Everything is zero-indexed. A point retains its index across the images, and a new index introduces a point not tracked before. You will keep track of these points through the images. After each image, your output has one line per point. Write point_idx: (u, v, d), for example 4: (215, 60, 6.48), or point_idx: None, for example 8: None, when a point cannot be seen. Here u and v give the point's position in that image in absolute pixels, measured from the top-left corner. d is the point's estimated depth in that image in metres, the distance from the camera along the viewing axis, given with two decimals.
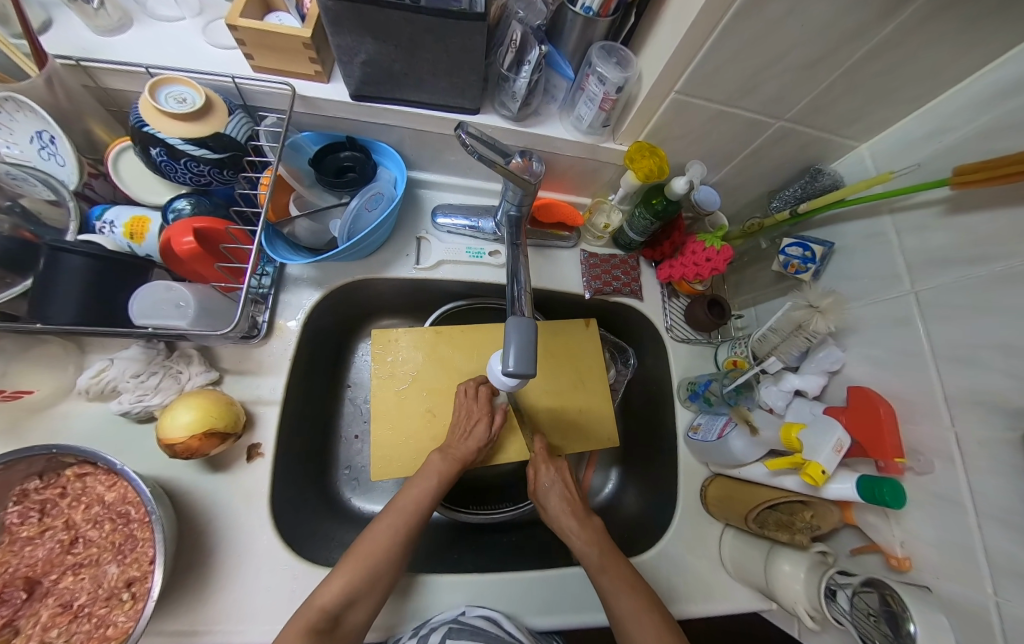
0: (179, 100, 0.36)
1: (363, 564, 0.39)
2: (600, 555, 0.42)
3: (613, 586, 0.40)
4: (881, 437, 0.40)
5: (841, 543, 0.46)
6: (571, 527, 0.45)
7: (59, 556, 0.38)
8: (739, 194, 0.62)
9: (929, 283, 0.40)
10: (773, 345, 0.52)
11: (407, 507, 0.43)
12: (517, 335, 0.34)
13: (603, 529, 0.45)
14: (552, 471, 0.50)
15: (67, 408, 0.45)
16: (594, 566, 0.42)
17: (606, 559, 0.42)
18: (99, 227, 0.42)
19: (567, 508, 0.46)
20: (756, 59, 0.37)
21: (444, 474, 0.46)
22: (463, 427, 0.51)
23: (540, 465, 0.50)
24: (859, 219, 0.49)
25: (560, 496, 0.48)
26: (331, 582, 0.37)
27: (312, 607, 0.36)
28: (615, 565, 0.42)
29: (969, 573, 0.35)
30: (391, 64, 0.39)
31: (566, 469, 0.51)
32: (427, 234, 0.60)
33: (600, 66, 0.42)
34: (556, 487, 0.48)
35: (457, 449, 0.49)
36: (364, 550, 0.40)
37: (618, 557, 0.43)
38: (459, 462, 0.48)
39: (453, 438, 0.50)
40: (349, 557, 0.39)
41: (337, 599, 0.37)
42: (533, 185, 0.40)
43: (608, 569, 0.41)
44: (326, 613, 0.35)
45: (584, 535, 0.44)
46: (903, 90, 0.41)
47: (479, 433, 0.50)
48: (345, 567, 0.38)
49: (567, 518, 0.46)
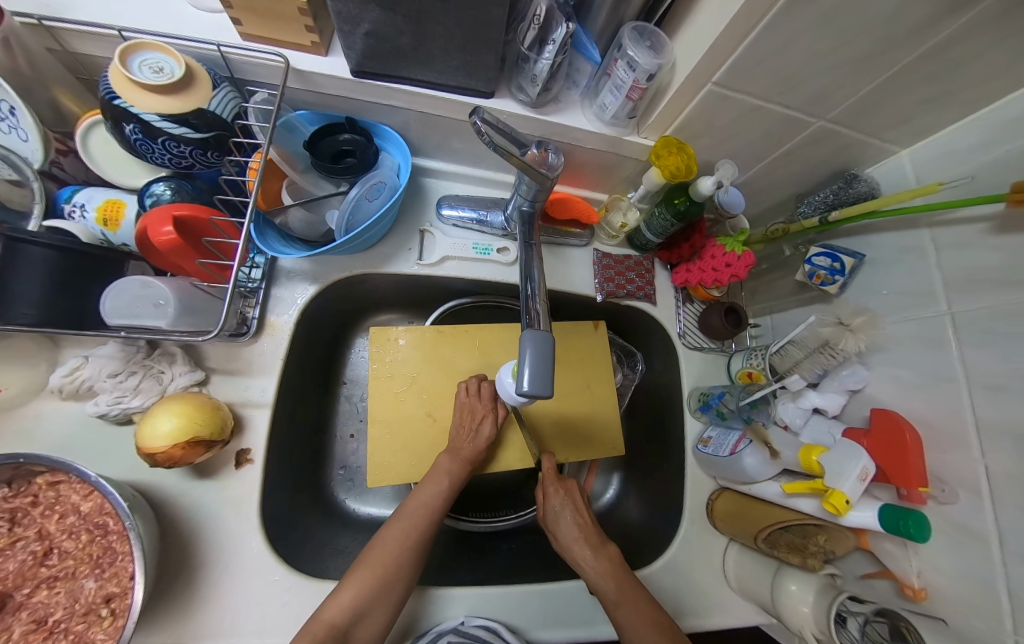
0: (155, 70, 0.32)
1: (374, 571, 0.38)
2: (616, 590, 0.41)
3: (632, 619, 0.38)
4: (905, 461, 0.38)
5: (849, 565, 0.44)
6: (583, 556, 0.44)
7: (32, 569, 0.36)
8: (764, 195, 0.58)
9: (968, 306, 0.37)
10: (795, 361, 0.50)
11: (421, 510, 0.43)
12: (533, 347, 0.32)
13: (619, 557, 0.44)
14: (562, 494, 0.50)
15: (39, 408, 0.41)
16: (611, 600, 0.40)
17: (622, 591, 0.41)
18: (69, 210, 0.38)
19: (579, 536, 0.46)
20: (803, 51, 0.33)
21: (456, 473, 0.46)
22: (470, 424, 0.50)
23: (549, 488, 0.51)
24: (894, 230, 0.46)
25: (572, 521, 0.48)
26: (342, 594, 0.36)
27: (318, 621, 0.34)
28: (632, 595, 0.40)
29: (989, 612, 0.33)
30: (398, 38, 0.35)
31: (576, 492, 0.51)
32: (431, 227, 0.56)
33: (631, 49, 0.38)
34: (566, 510, 0.49)
35: (465, 449, 0.48)
36: (373, 559, 0.39)
37: (635, 586, 0.41)
38: (468, 461, 0.47)
39: (461, 437, 0.49)
40: (360, 566, 0.38)
41: (346, 613, 0.35)
42: (549, 180, 0.37)
43: (625, 601, 0.40)
44: (337, 628, 0.34)
45: (598, 565, 0.43)
46: (960, 95, 0.37)
47: (486, 430, 0.49)
48: (356, 577, 0.37)
49: (579, 546, 0.45)
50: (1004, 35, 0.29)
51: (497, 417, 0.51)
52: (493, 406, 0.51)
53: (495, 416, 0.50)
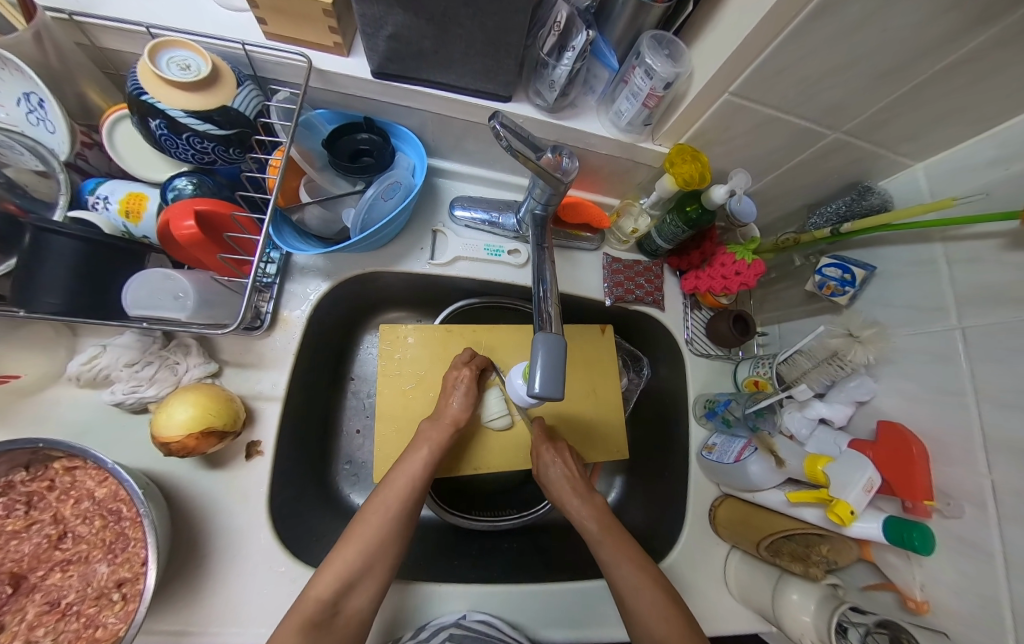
0: (183, 67, 0.32)
1: (359, 547, 0.38)
2: (600, 531, 0.43)
3: (613, 556, 0.41)
4: (912, 477, 0.38)
5: (852, 576, 0.45)
6: (572, 504, 0.46)
7: (47, 552, 0.36)
8: (776, 205, 0.58)
9: (977, 322, 0.38)
10: (803, 371, 0.50)
11: (403, 480, 0.42)
12: (544, 350, 0.32)
13: (605, 505, 0.47)
14: (553, 451, 0.49)
15: (57, 394, 0.42)
16: (595, 539, 0.43)
17: (605, 532, 0.43)
18: (92, 201, 0.39)
19: (568, 488, 0.47)
20: (820, 64, 0.34)
21: (438, 440, 0.46)
22: (450, 386, 0.50)
23: (541, 447, 0.50)
24: (906, 244, 0.46)
25: (562, 474, 0.48)
26: (326, 571, 0.36)
27: (308, 598, 0.35)
28: (614, 536, 0.43)
29: (991, 627, 0.33)
30: (420, 42, 0.35)
31: (567, 451, 0.51)
32: (444, 227, 0.57)
33: (649, 58, 0.38)
34: (558, 466, 0.48)
35: (447, 412, 0.48)
36: (357, 533, 0.38)
37: (620, 530, 0.44)
38: (451, 424, 0.47)
39: (441, 404, 0.49)
40: (343, 545, 0.38)
41: (333, 587, 0.35)
42: (563, 184, 0.37)
43: (607, 541, 0.42)
44: (323, 603, 0.34)
45: (585, 509, 0.45)
46: (979, 112, 0.37)
47: (464, 394, 0.49)
48: (342, 553, 0.37)
49: (569, 496, 0.46)
50: None
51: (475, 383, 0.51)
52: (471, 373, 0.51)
53: (471, 383, 0.50)
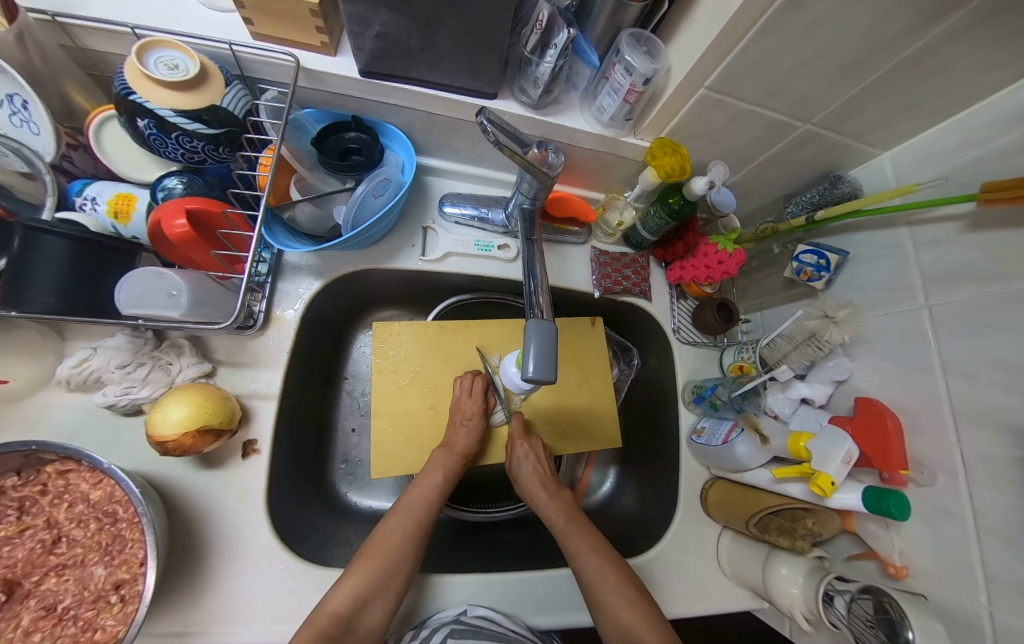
0: (171, 67, 0.33)
1: (377, 562, 0.39)
2: (566, 522, 0.46)
3: (578, 548, 0.43)
4: (887, 447, 0.40)
5: (836, 548, 0.47)
6: (541, 497, 0.48)
7: (41, 557, 0.36)
8: (754, 196, 0.61)
9: (942, 300, 0.40)
10: (784, 354, 0.52)
11: (419, 503, 0.44)
12: (535, 338, 0.33)
13: (572, 499, 0.50)
14: (527, 445, 0.51)
15: (45, 399, 0.42)
16: (561, 530, 0.46)
17: (571, 524, 0.46)
18: (80, 202, 0.39)
19: (539, 482, 0.49)
20: (789, 59, 0.36)
21: (451, 470, 0.47)
22: (460, 420, 0.50)
23: (516, 441, 0.52)
24: (876, 230, 0.48)
25: (533, 469, 0.49)
26: (343, 585, 0.37)
27: (323, 612, 0.35)
28: (581, 528, 0.45)
29: (964, 585, 0.35)
30: (407, 40, 0.36)
31: (541, 445, 0.52)
32: (434, 224, 0.58)
33: (628, 54, 0.40)
34: (529, 460, 0.50)
35: (458, 444, 0.49)
36: (376, 548, 0.40)
37: (585, 523, 0.46)
38: (462, 456, 0.48)
39: (451, 433, 0.50)
40: (364, 556, 0.39)
41: (348, 602, 0.36)
42: (550, 178, 0.38)
43: (574, 533, 0.45)
44: (337, 617, 0.35)
45: (552, 503, 0.48)
46: (936, 101, 0.40)
47: (476, 425, 0.50)
48: (358, 568, 0.38)
49: (538, 489, 0.48)
50: (982, 39, 0.31)
51: (486, 413, 0.51)
52: (484, 401, 0.51)
53: (484, 412, 0.51)
